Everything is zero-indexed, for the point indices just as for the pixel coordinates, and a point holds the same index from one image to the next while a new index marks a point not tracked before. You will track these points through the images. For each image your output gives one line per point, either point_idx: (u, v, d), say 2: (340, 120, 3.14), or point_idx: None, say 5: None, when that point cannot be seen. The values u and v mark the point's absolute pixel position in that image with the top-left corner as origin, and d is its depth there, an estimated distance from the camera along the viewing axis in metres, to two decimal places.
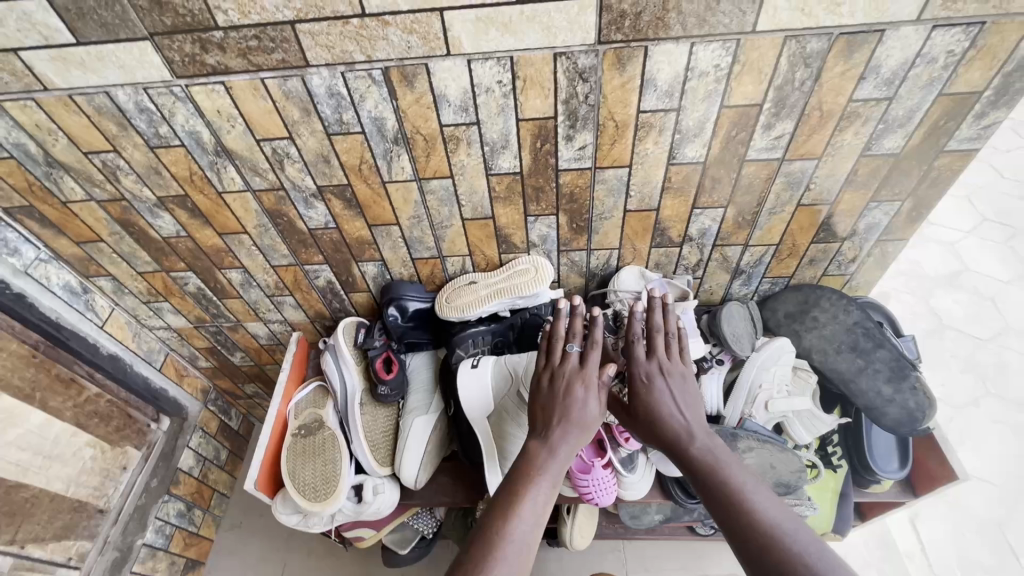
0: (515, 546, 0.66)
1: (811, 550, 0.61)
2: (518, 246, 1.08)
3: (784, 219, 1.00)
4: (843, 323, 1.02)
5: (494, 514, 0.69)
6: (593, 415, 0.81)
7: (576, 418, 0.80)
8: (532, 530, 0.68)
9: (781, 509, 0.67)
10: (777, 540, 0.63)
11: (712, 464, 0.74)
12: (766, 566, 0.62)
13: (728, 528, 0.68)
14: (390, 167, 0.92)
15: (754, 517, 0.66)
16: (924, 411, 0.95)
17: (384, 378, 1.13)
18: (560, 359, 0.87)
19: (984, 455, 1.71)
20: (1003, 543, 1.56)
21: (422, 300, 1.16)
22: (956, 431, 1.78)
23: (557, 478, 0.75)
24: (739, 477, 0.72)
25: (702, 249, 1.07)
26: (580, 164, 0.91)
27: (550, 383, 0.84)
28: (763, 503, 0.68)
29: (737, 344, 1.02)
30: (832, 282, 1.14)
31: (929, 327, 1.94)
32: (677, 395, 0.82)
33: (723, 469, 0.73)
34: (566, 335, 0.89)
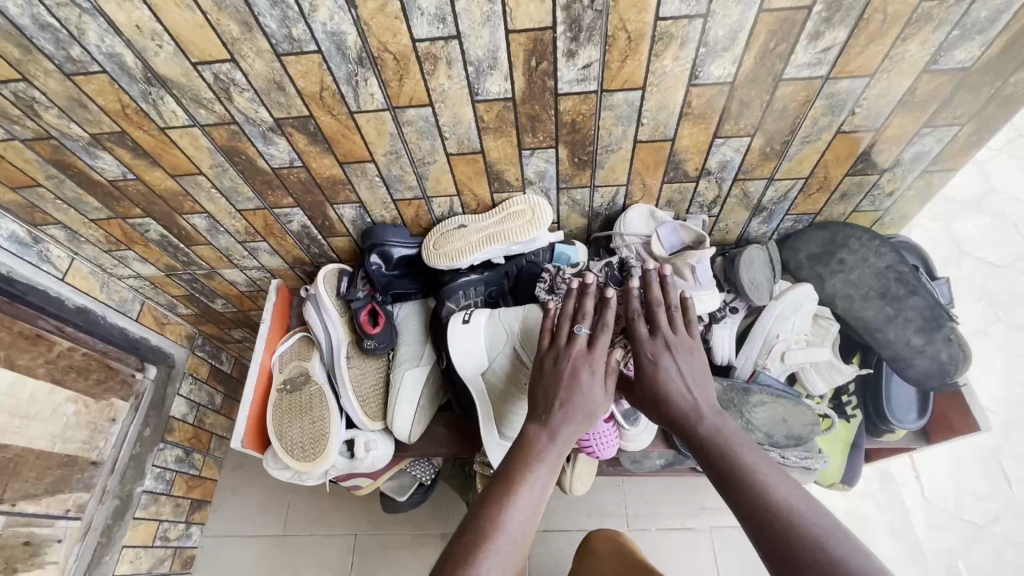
0: (509, 538, 0.61)
1: (828, 535, 0.56)
2: (512, 184, 0.95)
3: (819, 148, 0.86)
4: (874, 267, 0.92)
5: (487, 502, 0.65)
6: (599, 404, 0.75)
7: (580, 405, 0.74)
8: (529, 519, 0.64)
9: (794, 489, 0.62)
10: (789, 523, 0.58)
11: (721, 442, 0.69)
12: (778, 547, 0.57)
13: (736, 508, 0.63)
14: (357, 94, 0.77)
15: (764, 497, 0.61)
16: (956, 363, 0.88)
17: (371, 333, 1.05)
18: (566, 340, 0.80)
19: (989, 385, 1.68)
20: (999, 473, 1.57)
21: (408, 247, 1.05)
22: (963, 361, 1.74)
23: (556, 463, 0.70)
24: (750, 455, 0.66)
25: (721, 185, 0.95)
26: (584, 87, 0.76)
27: (555, 364, 0.78)
28: (776, 483, 0.63)
29: (754, 293, 0.92)
30: (862, 218, 1.03)
31: (949, 255, 1.82)
32: (685, 372, 0.76)
33: (732, 448, 0.68)
34: (574, 316, 0.82)
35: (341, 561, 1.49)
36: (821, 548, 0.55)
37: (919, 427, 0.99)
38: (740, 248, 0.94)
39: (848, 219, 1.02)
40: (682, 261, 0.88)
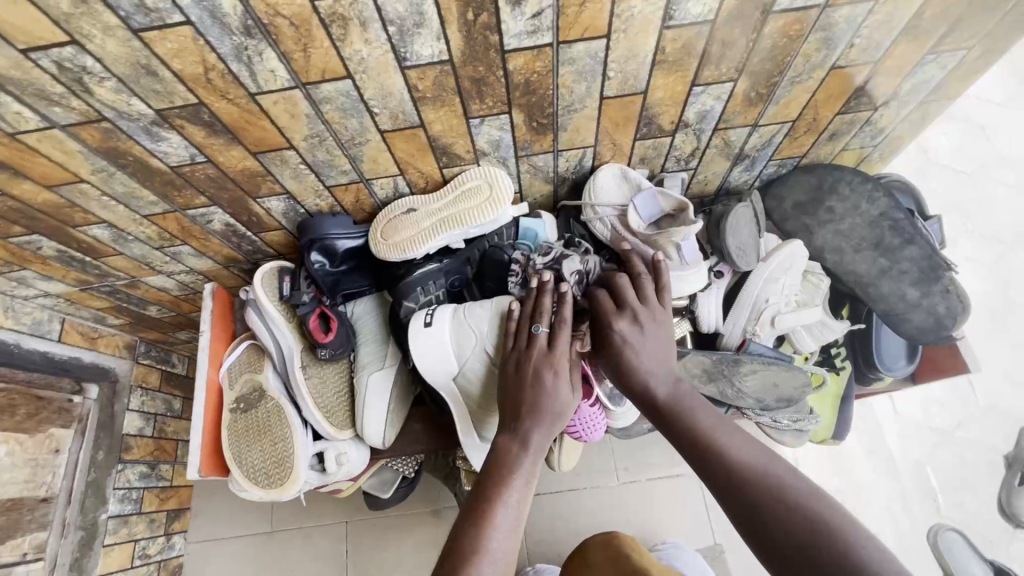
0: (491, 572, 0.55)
1: (794, 482, 0.54)
2: (462, 157, 0.82)
3: (809, 88, 0.75)
4: (866, 215, 0.85)
5: (461, 529, 0.59)
6: (568, 402, 0.70)
7: (546, 410, 0.68)
8: (509, 542, 0.58)
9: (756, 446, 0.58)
10: (756, 480, 0.55)
11: (677, 407, 0.65)
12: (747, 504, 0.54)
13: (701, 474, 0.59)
14: (254, 73, 0.61)
15: (730, 459, 0.57)
16: (953, 316, 0.84)
17: (323, 341, 0.93)
18: (526, 341, 0.74)
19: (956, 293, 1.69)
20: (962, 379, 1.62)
21: (353, 237, 0.92)
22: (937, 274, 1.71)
23: (531, 473, 0.65)
24: (704, 415, 0.63)
25: (699, 137, 0.83)
26: (537, 40, 0.62)
27: (516, 369, 0.72)
28: (734, 439, 0.59)
29: (741, 258, 0.84)
30: (849, 156, 0.94)
31: (918, 166, 1.78)
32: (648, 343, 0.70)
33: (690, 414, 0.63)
34: (532, 315, 0.76)
35: (336, 549, 1.46)
36: (790, 498, 0.52)
37: (907, 373, 0.96)
38: (724, 207, 0.83)
39: (835, 159, 0.93)
40: (666, 238, 0.76)
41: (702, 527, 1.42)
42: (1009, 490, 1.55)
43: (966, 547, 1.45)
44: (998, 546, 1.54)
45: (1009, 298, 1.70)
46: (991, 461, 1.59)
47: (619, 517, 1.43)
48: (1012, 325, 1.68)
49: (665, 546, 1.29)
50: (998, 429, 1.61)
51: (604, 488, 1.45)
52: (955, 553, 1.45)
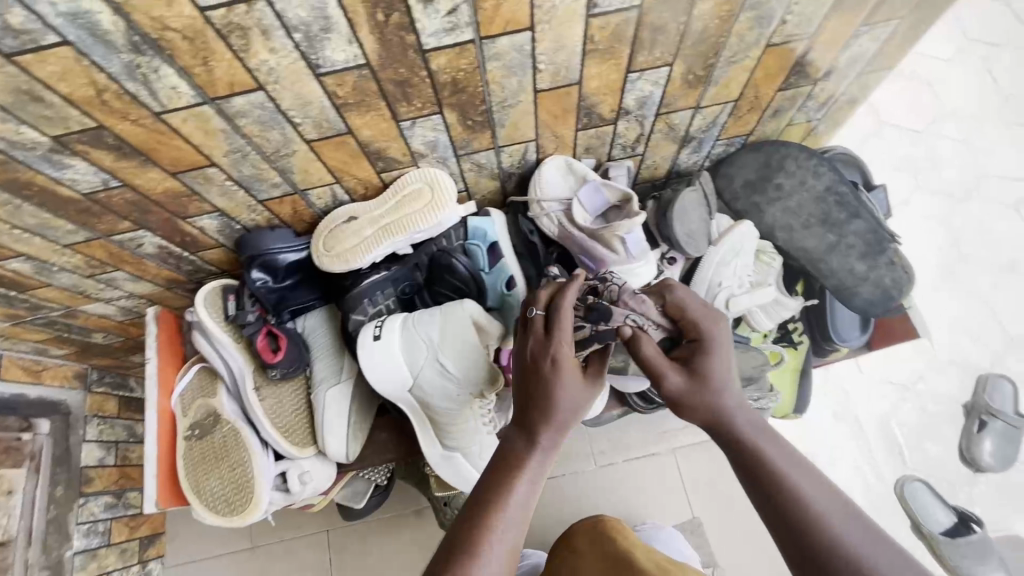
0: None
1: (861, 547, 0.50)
2: (399, 160, 0.79)
3: (746, 68, 0.74)
4: (812, 190, 0.85)
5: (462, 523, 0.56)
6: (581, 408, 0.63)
7: (551, 402, 0.61)
8: (510, 550, 0.55)
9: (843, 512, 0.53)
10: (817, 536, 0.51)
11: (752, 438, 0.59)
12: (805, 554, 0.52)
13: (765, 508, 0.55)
14: (155, 91, 0.57)
15: (799, 507, 0.53)
16: (900, 288, 0.84)
17: (273, 362, 0.89)
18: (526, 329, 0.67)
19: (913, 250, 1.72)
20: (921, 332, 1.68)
21: (295, 250, 0.88)
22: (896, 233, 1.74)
23: (537, 474, 0.61)
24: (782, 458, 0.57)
25: (642, 122, 0.81)
26: (458, 37, 0.59)
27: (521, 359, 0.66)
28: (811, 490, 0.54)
29: (690, 244, 0.83)
30: (795, 131, 0.93)
31: (871, 127, 1.81)
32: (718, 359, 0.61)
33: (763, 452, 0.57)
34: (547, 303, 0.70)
35: (319, 560, 1.43)
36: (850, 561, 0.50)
37: (862, 343, 0.98)
38: (671, 194, 0.82)
39: (781, 136, 0.93)
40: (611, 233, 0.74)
41: (681, 502, 1.45)
42: (969, 437, 1.61)
43: (931, 496, 1.52)
44: (961, 490, 1.61)
45: (962, 251, 1.74)
46: (951, 411, 1.64)
47: (602, 500, 1.44)
48: (966, 278, 1.72)
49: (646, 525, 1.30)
50: (956, 378, 1.66)
51: (584, 473, 1.46)
52: (921, 503, 1.51)
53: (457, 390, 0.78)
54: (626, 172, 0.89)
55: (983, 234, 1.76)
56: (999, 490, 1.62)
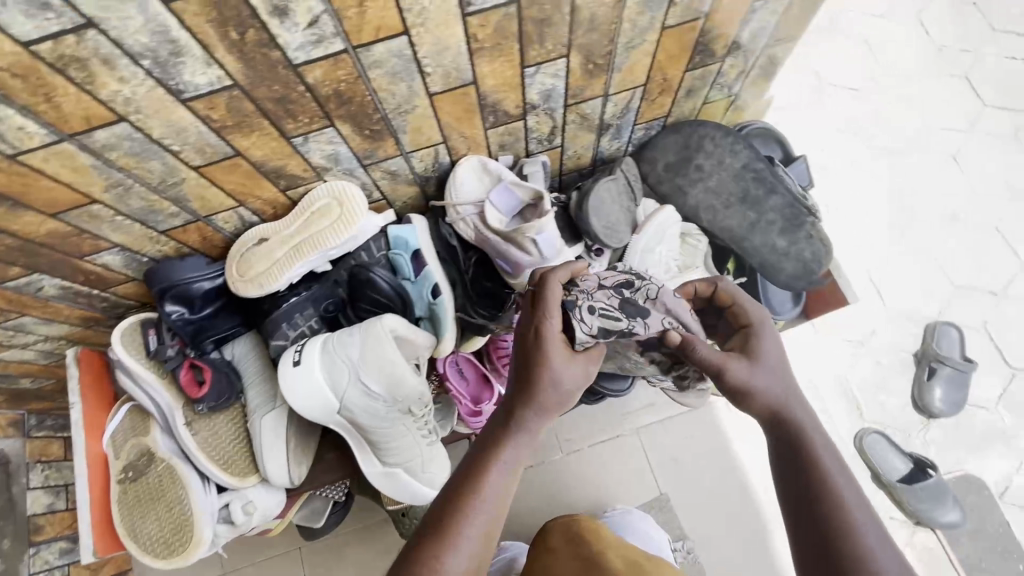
0: (467, 546, 0.56)
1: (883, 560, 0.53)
2: (301, 176, 0.75)
3: (647, 52, 0.72)
4: (730, 168, 0.85)
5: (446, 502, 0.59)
6: (571, 390, 0.64)
7: (535, 380, 0.62)
8: (482, 528, 0.57)
9: (879, 541, 0.54)
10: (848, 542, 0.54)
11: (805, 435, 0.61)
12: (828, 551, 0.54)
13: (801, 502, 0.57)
14: (1, 134, 0.53)
15: (836, 511, 0.56)
16: (819, 261, 0.84)
17: (198, 396, 0.86)
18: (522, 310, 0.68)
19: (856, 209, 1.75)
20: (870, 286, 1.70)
21: (209, 278, 0.84)
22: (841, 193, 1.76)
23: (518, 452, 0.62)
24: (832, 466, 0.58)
25: (552, 115, 0.79)
26: (328, 49, 0.55)
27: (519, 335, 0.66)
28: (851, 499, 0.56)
29: (610, 237, 0.83)
30: (714, 109, 0.92)
31: (812, 90, 1.83)
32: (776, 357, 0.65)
33: (817, 462, 0.58)
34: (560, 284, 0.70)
35: None
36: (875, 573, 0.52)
37: (796, 314, 1.00)
38: (589, 186, 0.82)
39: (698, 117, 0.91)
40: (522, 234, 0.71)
41: (648, 481, 1.47)
42: (921, 386, 1.63)
43: (889, 446, 1.58)
44: (916, 435, 1.64)
45: (905, 205, 1.76)
46: (901, 361, 1.68)
47: (570, 488, 1.45)
48: (910, 231, 1.75)
49: (614, 511, 1.25)
50: (906, 330, 1.69)
51: (551, 463, 1.48)
52: (881, 454, 1.57)
53: (385, 407, 0.76)
54: (542, 168, 0.84)
55: (924, 187, 1.78)
56: (953, 432, 1.64)
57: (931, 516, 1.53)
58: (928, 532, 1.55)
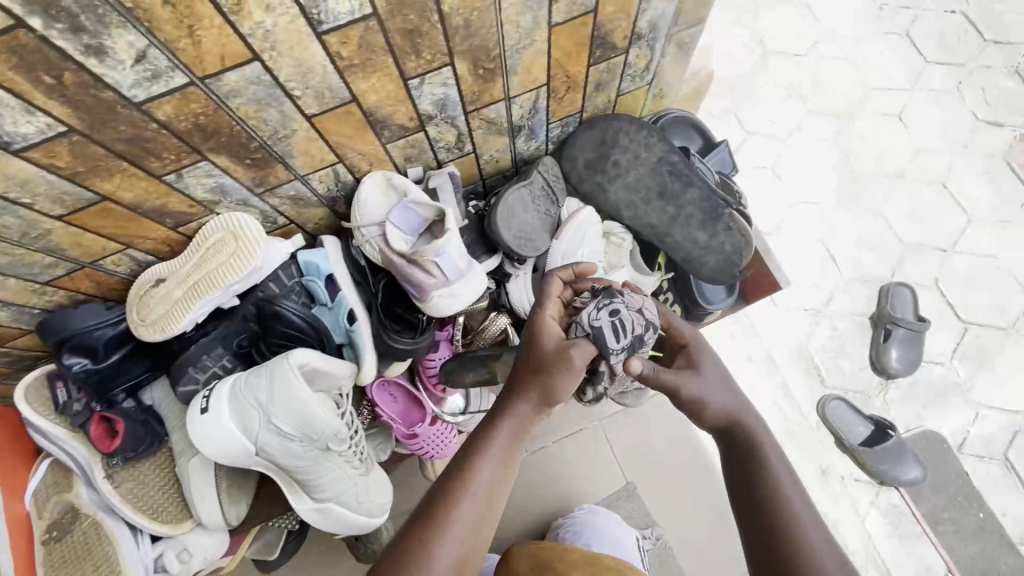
0: (458, 534, 0.55)
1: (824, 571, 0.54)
2: (189, 212, 0.70)
3: (541, 51, 0.68)
4: (646, 163, 0.82)
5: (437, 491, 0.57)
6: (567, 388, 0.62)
7: (538, 362, 0.62)
8: (471, 522, 0.56)
9: (826, 545, 0.56)
10: (787, 544, 0.56)
11: (757, 439, 0.63)
12: (769, 547, 0.56)
13: (748, 502, 0.60)
14: None
15: (781, 515, 0.57)
16: (740, 252, 0.83)
17: (111, 449, 0.81)
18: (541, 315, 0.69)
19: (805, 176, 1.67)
20: (823, 252, 1.61)
21: (111, 325, 0.79)
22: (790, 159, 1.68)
23: (513, 441, 0.61)
24: (782, 470, 0.60)
25: (454, 123, 0.76)
26: (169, 84, 0.51)
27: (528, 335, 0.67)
28: (801, 507, 0.58)
29: (524, 247, 0.80)
30: (630, 100, 0.89)
31: (756, 58, 1.75)
32: (715, 377, 0.66)
33: (771, 468, 0.60)
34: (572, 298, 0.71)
35: None
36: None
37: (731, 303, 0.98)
38: (498, 196, 0.79)
39: (624, 101, 0.88)
40: (420, 257, 0.67)
41: (613, 470, 1.42)
42: (877, 348, 1.54)
43: (851, 411, 1.48)
44: (875, 397, 1.54)
45: (854, 168, 1.68)
46: (855, 326, 1.58)
47: (537, 491, 1.40)
48: (860, 195, 1.66)
49: (579, 512, 1.19)
50: (859, 295, 1.60)
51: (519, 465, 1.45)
52: (842, 420, 1.48)
53: (303, 446, 0.73)
54: (450, 180, 0.79)
55: (873, 149, 1.70)
56: (909, 391, 1.54)
57: (891, 476, 1.43)
58: (890, 489, 1.46)
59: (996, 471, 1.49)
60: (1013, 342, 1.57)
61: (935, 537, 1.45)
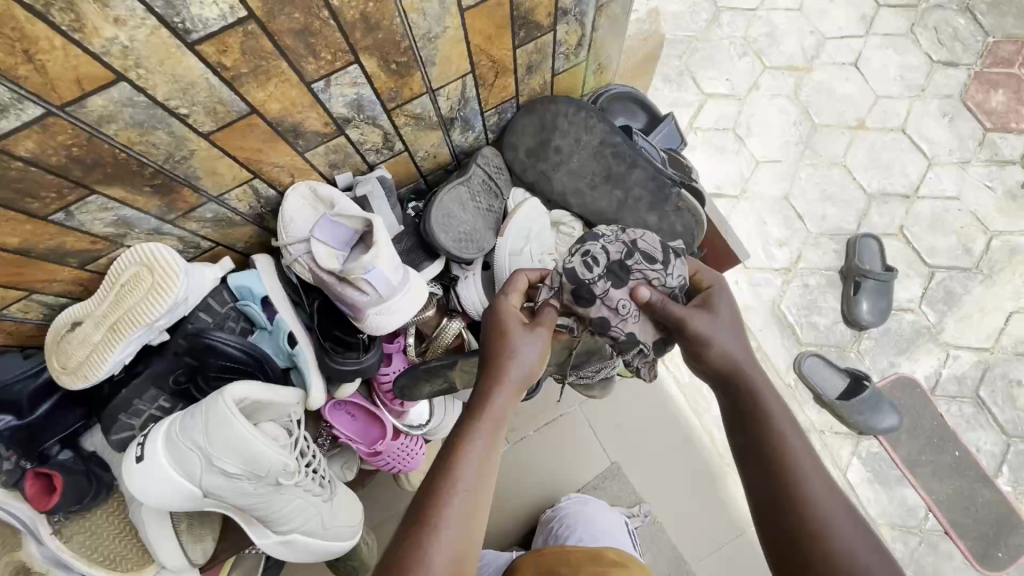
0: (453, 532, 0.50)
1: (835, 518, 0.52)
2: (94, 247, 0.64)
3: (456, 37, 0.63)
4: (589, 146, 0.79)
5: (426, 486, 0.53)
6: (535, 363, 0.61)
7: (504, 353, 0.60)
8: (465, 519, 0.51)
9: (829, 493, 0.54)
10: (795, 494, 0.54)
11: (753, 390, 0.61)
12: (779, 502, 0.54)
13: (753, 457, 0.58)
14: None
15: (786, 466, 0.55)
16: (692, 232, 0.81)
17: (50, 507, 0.73)
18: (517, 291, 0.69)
19: (767, 133, 1.63)
20: (789, 210, 1.59)
21: (29, 375, 0.74)
22: (749, 118, 1.64)
23: (496, 432, 0.57)
24: (783, 420, 0.58)
25: (377, 123, 0.70)
26: (23, 116, 0.45)
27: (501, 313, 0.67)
28: (805, 456, 0.56)
29: (466, 249, 0.75)
30: (568, 80, 0.84)
31: (708, 16, 1.69)
32: (726, 321, 0.64)
33: (770, 420, 0.58)
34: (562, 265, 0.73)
35: None
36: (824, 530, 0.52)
37: None
38: (432, 198, 0.74)
39: (563, 79, 0.84)
40: (349, 277, 0.62)
41: (597, 452, 1.39)
42: (848, 302, 1.51)
43: (827, 365, 1.46)
44: (849, 350, 1.51)
45: (815, 121, 1.64)
46: (827, 281, 1.55)
47: (523, 482, 1.37)
48: (821, 148, 1.63)
49: (568, 501, 1.18)
50: (827, 249, 1.57)
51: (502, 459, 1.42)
52: (819, 374, 1.45)
53: (251, 484, 0.69)
54: (379, 185, 0.75)
55: (832, 100, 1.66)
56: (883, 337, 1.51)
57: (870, 425, 1.42)
58: (870, 439, 1.45)
59: (969, 409, 1.47)
60: (981, 281, 1.54)
61: (915, 480, 1.44)
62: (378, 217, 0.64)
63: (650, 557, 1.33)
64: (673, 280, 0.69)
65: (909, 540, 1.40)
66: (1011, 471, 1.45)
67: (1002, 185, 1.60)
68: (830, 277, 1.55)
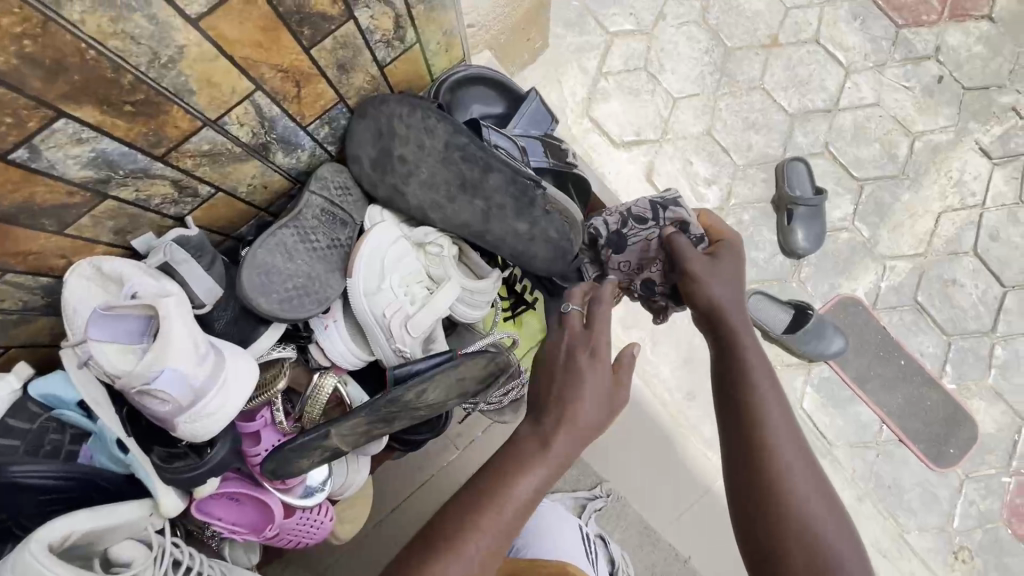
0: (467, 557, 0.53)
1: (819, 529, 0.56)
2: None
3: (206, 51, 0.49)
4: (434, 152, 0.66)
5: (450, 516, 0.56)
6: (605, 402, 0.63)
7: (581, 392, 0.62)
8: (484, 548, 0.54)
9: (815, 500, 0.57)
10: (781, 498, 0.57)
11: (760, 395, 0.64)
12: (764, 501, 0.58)
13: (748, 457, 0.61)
14: None
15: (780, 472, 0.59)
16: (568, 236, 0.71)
17: None
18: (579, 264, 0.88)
19: (678, 66, 1.51)
20: (714, 145, 1.49)
21: None
22: (658, 52, 1.51)
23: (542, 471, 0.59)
24: (780, 427, 0.62)
25: (158, 176, 0.56)
26: None
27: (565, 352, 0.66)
28: (798, 466, 0.59)
29: (302, 304, 0.65)
30: (404, 68, 0.71)
31: None
32: (730, 290, 0.73)
33: (768, 424, 0.61)
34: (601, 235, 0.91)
35: None
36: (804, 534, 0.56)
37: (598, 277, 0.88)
38: (249, 251, 0.62)
39: (398, 67, 0.69)
40: (134, 377, 0.51)
41: None
42: (783, 232, 1.45)
43: (772, 301, 1.37)
44: (790, 281, 1.46)
45: (726, 45, 1.53)
46: (759, 214, 1.48)
47: None
48: (736, 73, 1.52)
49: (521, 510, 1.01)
50: (756, 180, 1.49)
51: None
52: (764, 311, 1.38)
53: None
54: (182, 246, 0.60)
55: (740, 18, 1.54)
56: (821, 261, 1.47)
57: (818, 352, 1.39)
58: (819, 364, 1.43)
59: (909, 317, 1.46)
60: (907, 187, 1.50)
61: (867, 397, 1.44)
62: (165, 299, 0.52)
63: (617, 534, 1.24)
64: (668, 225, 0.85)
65: (866, 455, 1.41)
66: (954, 370, 1.45)
67: (920, 83, 1.54)
68: (762, 209, 1.48)
